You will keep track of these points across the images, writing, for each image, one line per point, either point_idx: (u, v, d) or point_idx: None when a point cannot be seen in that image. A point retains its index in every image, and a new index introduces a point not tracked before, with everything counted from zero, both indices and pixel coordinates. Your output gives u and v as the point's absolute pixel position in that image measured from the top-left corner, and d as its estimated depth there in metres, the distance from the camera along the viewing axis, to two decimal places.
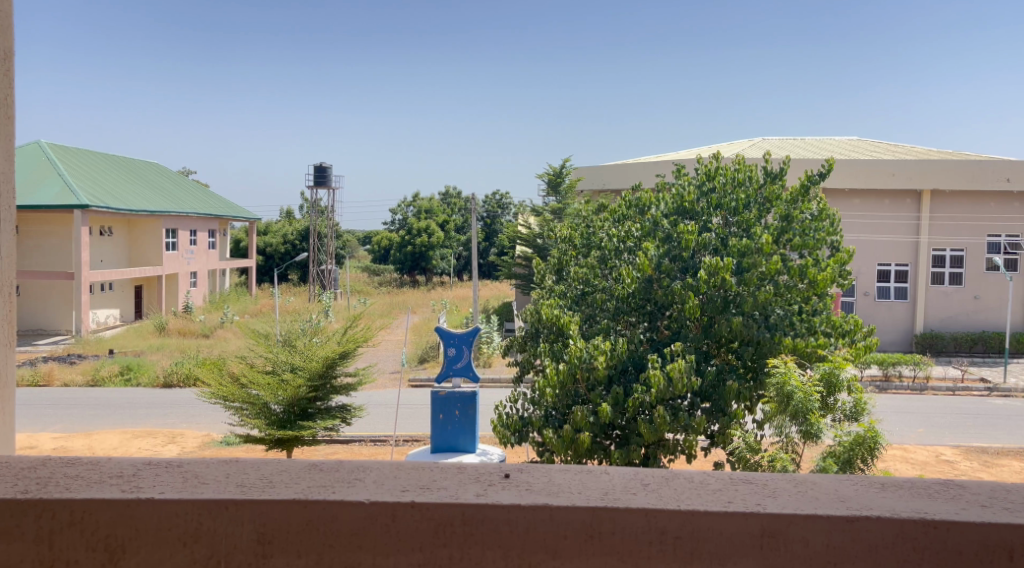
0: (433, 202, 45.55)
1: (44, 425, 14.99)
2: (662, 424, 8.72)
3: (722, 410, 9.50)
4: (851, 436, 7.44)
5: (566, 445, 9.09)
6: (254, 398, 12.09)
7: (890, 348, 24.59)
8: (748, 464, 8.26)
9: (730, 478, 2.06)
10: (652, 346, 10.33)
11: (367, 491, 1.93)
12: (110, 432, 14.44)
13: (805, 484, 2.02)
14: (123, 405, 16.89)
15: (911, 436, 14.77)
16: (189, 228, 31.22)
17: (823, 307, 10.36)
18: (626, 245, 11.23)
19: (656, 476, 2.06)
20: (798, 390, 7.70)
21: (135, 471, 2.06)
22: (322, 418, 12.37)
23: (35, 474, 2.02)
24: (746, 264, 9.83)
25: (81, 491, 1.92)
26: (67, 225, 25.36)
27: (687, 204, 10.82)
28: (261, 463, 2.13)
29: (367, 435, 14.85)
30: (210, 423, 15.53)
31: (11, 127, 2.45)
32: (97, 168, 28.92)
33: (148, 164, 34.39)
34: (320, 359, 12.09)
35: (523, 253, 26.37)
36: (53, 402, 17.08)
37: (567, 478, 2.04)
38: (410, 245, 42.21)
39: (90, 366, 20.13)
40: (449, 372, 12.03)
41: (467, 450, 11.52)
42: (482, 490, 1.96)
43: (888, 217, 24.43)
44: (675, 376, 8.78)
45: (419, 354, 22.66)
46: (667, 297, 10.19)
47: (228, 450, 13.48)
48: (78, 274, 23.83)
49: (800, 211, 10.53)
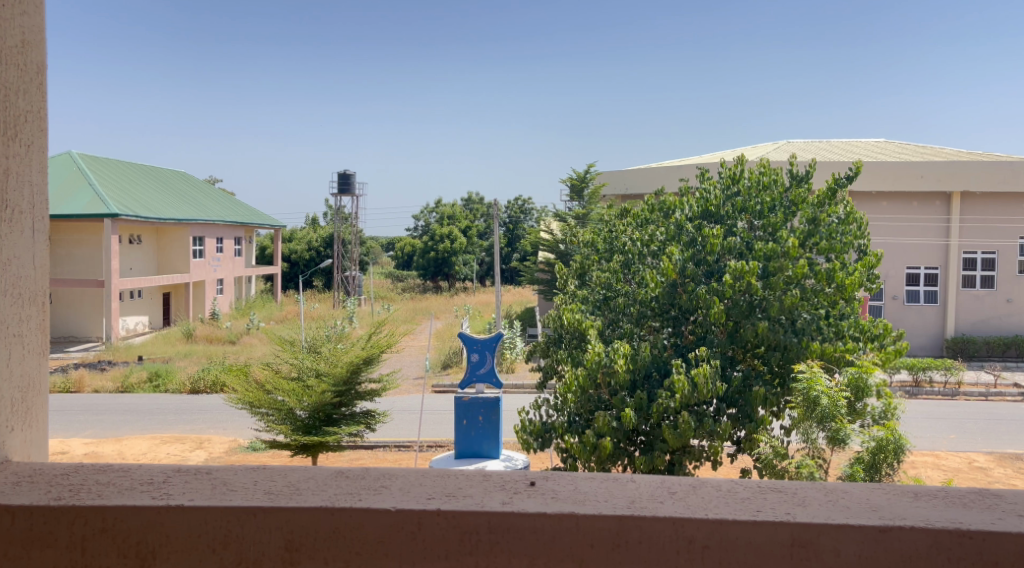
0: (456, 208, 45.90)
1: (74, 432, 15.17)
2: (687, 431, 8.61)
3: (748, 416, 9.41)
4: (875, 441, 7.30)
5: (588, 450, 9.06)
6: (279, 404, 12.17)
7: (920, 352, 24.36)
8: (775, 471, 8.13)
9: (758, 485, 2.04)
10: (676, 351, 10.21)
11: (394, 499, 1.93)
12: (140, 438, 14.61)
13: (836, 492, 1.99)
14: (153, 412, 17.05)
15: (942, 441, 14.61)
16: (215, 235, 31.55)
17: (850, 311, 10.29)
18: (650, 249, 11.18)
19: (683, 485, 2.05)
20: (824, 395, 7.64)
21: (166, 477, 2.08)
22: (347, 424, 12.46)
23: (68, 481, 2.05)
24: (772, 266, 9.77)
25: (112, 498, 1.94)
26: (97, 233, 25.67)
27: (712, 208, 10.88)
28: (289, 470, 2.13)
29: (392, 440, 14.90)
30: (236, 429, 15.64)
31: (46, 143, 2.46)
32: (124, 177, 29.22)
33: (173, 172, 34.66)
34: (345, 365, 12.21)
35: (545, 259, 26.37)
36: (83, 408, 17.35)
37: (593, 486, 2.03)
38: (433, 252, 42.52)
39: (119, 374, 20.34)
40: (472, 377, 12.00)
41: (492, 455, 11.49)
42: (508, 497, 1.95)
43: (918, 220, 24.03)
44: (699, 381, 8.76)
45: (442, 359, 22.81)
46: (691, 302, 10.11)
47: (253, 456, 13.63)
48: (109, 283, 24.12)
49: (827, 214, 10.48)
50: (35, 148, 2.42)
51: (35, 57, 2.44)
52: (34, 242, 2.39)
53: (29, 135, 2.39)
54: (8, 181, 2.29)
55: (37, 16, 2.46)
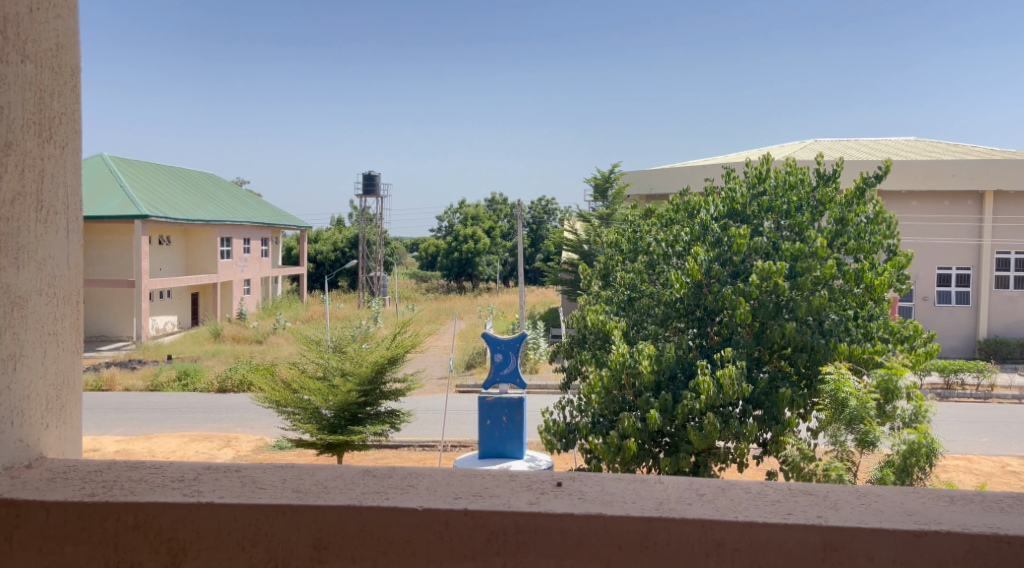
0: (479, 209, 45.99)
1: (106, 429, 15.38)
2: (712, 433, 8.55)
3: (775, 418, 9.34)
4: (906, 444, 7.20)
5: (612, 451, 9.03)
6: (305, 403, 12.25)
7: (951, 354, 24.03)
8: (802, 473, 8.06)
9: (788, 488, 2.02)
10: (701, 352, 10.16)
11: (421, 498, 1.94)
12: (170, 436, 14.78)
13: (869, 496, 1.97)
14: (182, 410, 17.26)
15: (974, 444, 14.41)
16: (242, 236, 31.84)
17: (880, 312, 10.17)
18: (674, 250, 11.11)
19: (712, 486, 2.04)
20: (852, 397, 7.56)
21: (196, 475, 2.10)
22: (372, 424, 12.51)
23: (101, 478, 2.07)
24: (799, 267, 9.68)
25: (144, 495, 1.96)
26: (127, 234, 25.99)
27: (738, 208, 10.81)
28: (317, 469, 2.14)
29: (416, 440, 14.93)
30: (263, 428, 15.77)
31: (80, 145, 2.50)
32: (153, 179, 29.57)
33: (201, 173, 35.03)
34: (370, 364, 12.26)
35: (569, 259, 26.36)
36: (114, 406, 17.59)
37: (620, 487, 2.02)
38: (457, 252, 42.64)
39: (149, 372, 20.60)
40: (496, 378, 12.00)
41: (516, 455, 11.49)
42: (535, 498, 1.95)
43: (949, 219, 23.72)
44: (725, 382, 8.70)
45: (466, 359, 22.87)
46: (716, 303, 10.04)
47: (280, 454, 13.74)
48: (139, 283, 24.42)
49: (855, 214, 10.37)
50: (69, 150, 2.46)
51: (69, 60, 2.47)
52: (68, 242, 2.43)
53: (63, 137, 2.42)
54: (45, 182, 2.33)
55: (71, 20, 2.50)
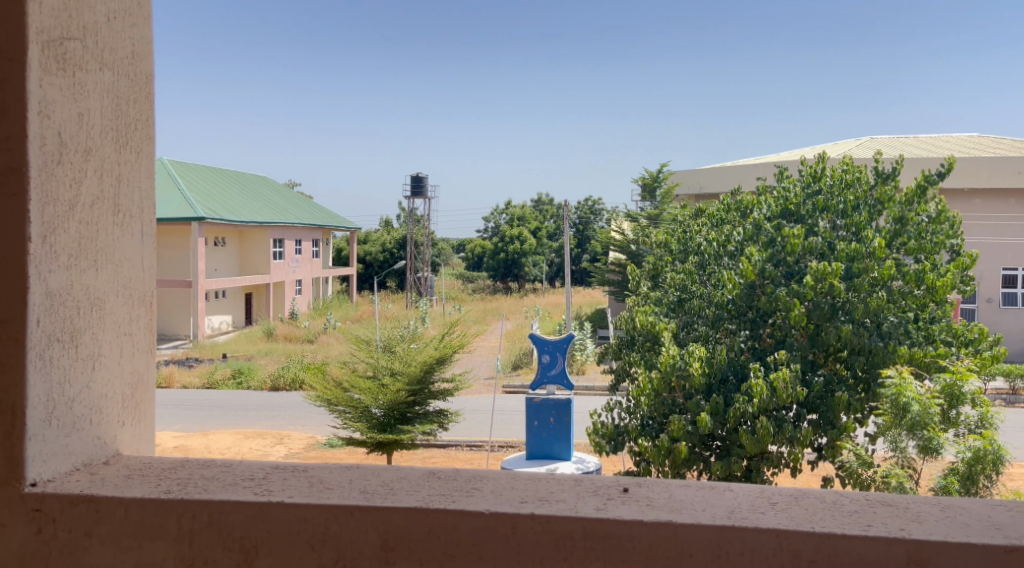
0: (526, 209, 46.03)
1: (164, 426, 15.75)
2: (766, 437, 8.41)
3: (831, 422, 9.17)
4: (971, 451, 7.01)
5: (662, 454, 8.94)
6: (356, 402, 12.38)
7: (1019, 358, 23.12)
8: (859, 480, 7.90)
9: (865, 499, 1.96)
10: (754, 355, 10.01)
11: (487, 501, 1.92)
12: (225, 433, 15.07)
13: (952, 508, 1.90)
14: (237, 408, 17.58)
15: None
16: (294, 237, 32.33)
17: (942, 314, 9.92)
18: (726, 250, 10.96)
19: (784, 495, 1.99)
20: (914, 401, 7.37)
21: (265, 474, 2.12)
22: (421, 423, 12.57)
23: (174, 475, 2.11)
24: (856, 267, 9.47)
25: (217, 493, 1.99)
26: (184, 235, 26.56)
27: (791, 208, 10.63)
28: (381, 470, 2.15)
29: (465, 440, 14.98)
30: (315, 426, 15.99)
31: (154, 148, 2.55)
32: (209, 181, 30.18)
33: (255, 176, 35.66)
34: (419, 364, 12.35)
35: (617, 260, 26.22)
36: (171, 403, 17.98)
37: (689, 495, 1.99)
38: (504, 253, 42.71)
39: (205, 370, 21.04)
40: (545, 378, 12.00)
41: (563, 457, 11.46)
42: (603, 504, 1.92)
43: (1015, 217, 23.27)
44: (779, 386, 8.53)
45: (513, 359, 22.90)
46: (769, 304, 9.88)
47: (331, 453, 13.91)
48: (195, 283, 24.94)
49: (915, 213, 10.12)
50: (143, 154, 2.51)
51: (144, 66, 2.52)
52: (142, 243, 2.47)
53: (139, 142, 2.48)
54: (121, 188, 2.37)
55: (145, 26, 2.55)
